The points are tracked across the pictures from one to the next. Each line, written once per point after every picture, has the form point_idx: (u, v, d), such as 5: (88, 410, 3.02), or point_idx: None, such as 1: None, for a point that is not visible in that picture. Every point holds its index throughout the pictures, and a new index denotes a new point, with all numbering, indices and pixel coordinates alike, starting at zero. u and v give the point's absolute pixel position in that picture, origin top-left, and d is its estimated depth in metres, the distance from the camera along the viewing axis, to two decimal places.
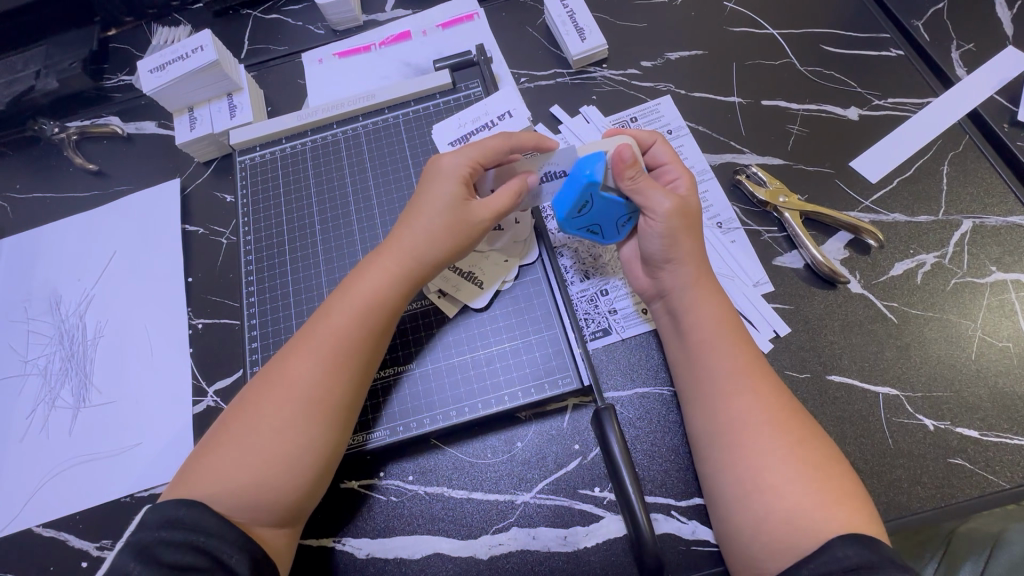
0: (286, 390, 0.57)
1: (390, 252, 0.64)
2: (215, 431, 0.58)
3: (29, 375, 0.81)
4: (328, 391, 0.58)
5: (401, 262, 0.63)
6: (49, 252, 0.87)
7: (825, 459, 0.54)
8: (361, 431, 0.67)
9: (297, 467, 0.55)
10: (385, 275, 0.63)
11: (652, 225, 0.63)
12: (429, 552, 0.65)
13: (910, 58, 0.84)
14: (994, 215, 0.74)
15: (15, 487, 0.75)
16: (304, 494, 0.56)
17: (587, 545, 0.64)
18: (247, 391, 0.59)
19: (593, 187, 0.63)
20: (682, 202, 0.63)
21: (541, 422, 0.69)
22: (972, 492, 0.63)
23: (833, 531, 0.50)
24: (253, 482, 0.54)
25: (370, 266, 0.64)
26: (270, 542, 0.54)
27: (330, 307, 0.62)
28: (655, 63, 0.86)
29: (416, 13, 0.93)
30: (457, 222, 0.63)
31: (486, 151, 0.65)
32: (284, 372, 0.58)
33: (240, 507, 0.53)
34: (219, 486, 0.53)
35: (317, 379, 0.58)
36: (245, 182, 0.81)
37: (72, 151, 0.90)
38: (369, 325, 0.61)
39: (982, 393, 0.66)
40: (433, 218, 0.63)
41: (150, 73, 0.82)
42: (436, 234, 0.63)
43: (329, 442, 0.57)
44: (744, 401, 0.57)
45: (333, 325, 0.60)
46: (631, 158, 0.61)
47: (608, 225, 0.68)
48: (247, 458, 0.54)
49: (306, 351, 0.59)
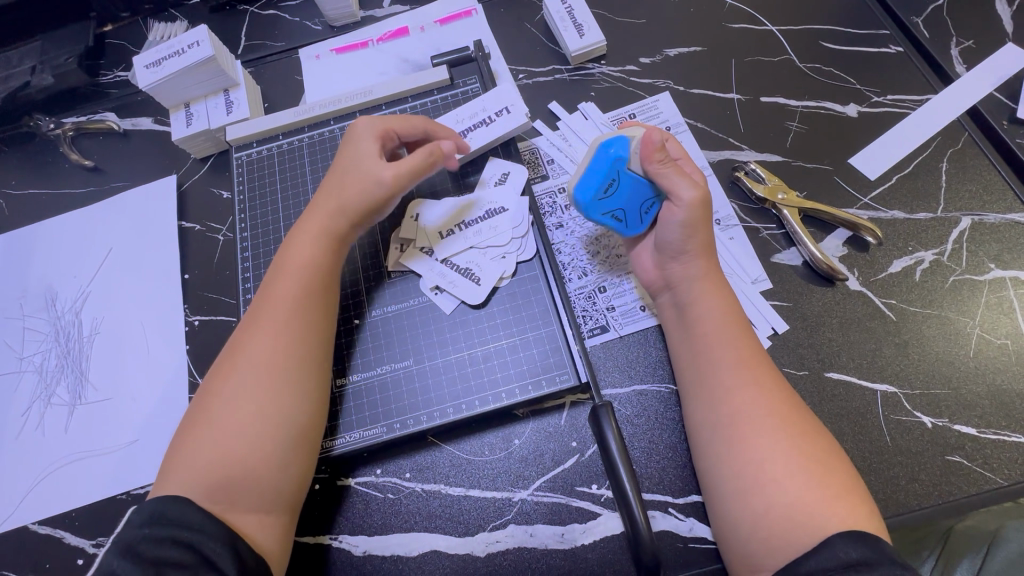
0: (237, 363, 0.58)
1: (320, 220, 0.66)
2: (184, 423, 0.58)
3: (24, 372, 0.81)
4: (276, 355, 0.58)
5: (329, 223, 0.65)
6: (45, 247, 0.87)
7: (826, 455, 0.54)
8: (328, 437, 0.66)
9: (256, 434, 0.55)
10: (321, 241, 0.65)
11: (674, 211, 0.64)
12: (426, 549, 0.65)
13: (909, 54, 0.83)
14: (993, 213, 0.74)
15: (10, 484, 0.75)
16: (273, 463, 0.55)
17: (584, 543, 0.64)
18: (207, 379, 0.60)
19: (621, 165, 0.64)
20: (705, 193, 0.63)
21: (538, 419, 0.69)
22: (969, 489, 0.62)
23: (834, 526, 0.49)
24: (220, 457, 0.54)
25: (302, 237, 0.65)
26: (248, 523, 0.53)
27: (270, 281, 0.63)
28: (653, 59, 0.86)
29: (414, 9, 0.93)
30: (368, 179, 0.65)
31: (400, 121, 0.69)
32: (235, 349, 0.60)
33: (209, 484, 0.53)
34: (188, 468, 0.54)
35: (263, 345, 0.59)
36: (241, 178, 0.80)
37: (68, 148, 0.89)
38: (311, 288, 0.62)
39: (980, 391, 0.66)
40: (349, 180, 0.66)
41: (145, 68, 0.81)
42: (354, 194, 0.65)
43: (285, 405, 0.57)
44: (745, 394, 0.57)
45: (276, 296, 0.62)
46: (659, 142, 0.63)
47: (633, 212, 0.67)
48: (207, 435, 0.55)
49: (253, 326, 0.60)
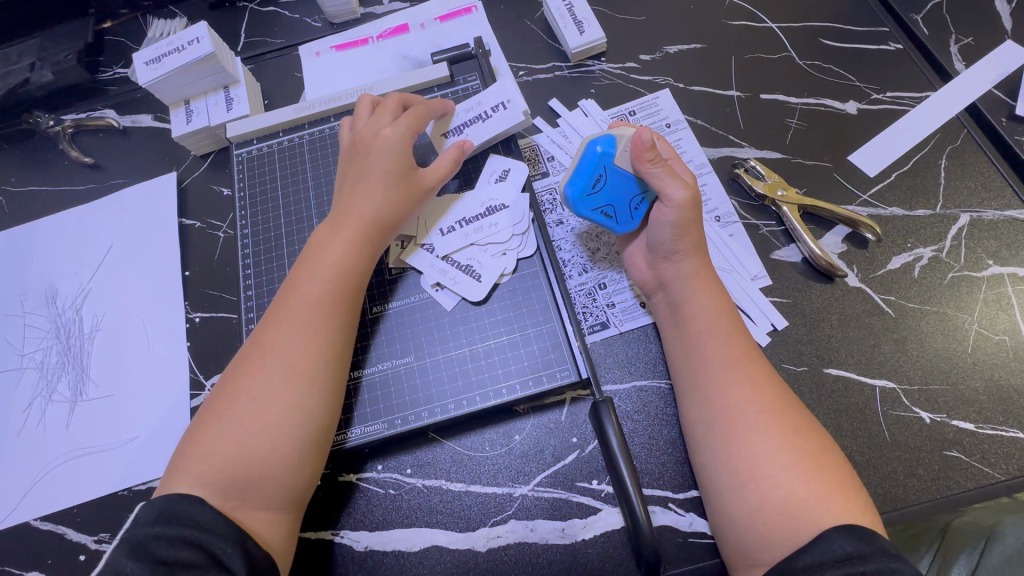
0: (263, 361, 0.58)
1: (348, 219, 0.65)
2: (201, 416, 0.58)
3: (25, 368, 0.81)
4: (303, 356, 0.58)
5: (358, 224, 0.65)
6: (45, 244, 0.87)
7: (819, 449, 0.54)
8: (341, 429, 0.66)
9: (279, 435, 0.55)
10: (349, 241, 0.64)
11: (664, 212, 0.63)
12: (427, 544, 0.65)
13: (908, 51, 0.84)
14: (991, 209, 0.74)
15: (12, 480, 0.75)
16: (292, 465, 0.56)
17: (585, 538, 0.64)
18: (226, 374, 0.60)
19: (609, 162, 0.64)
20: (695, 192, 0.63)
21: (539, 415, 0.69)
22: (965, 484, 0.63)
23: (828, 520, 0.50)
24: (239, 457, 0.54)
25: (333, 236, 0.65)
26: (264, 522, 0.54)
27: (296, 279, 0.63)
28: (653, 56, 0.86)
29: (413, 6, 0.92)
30: (411, 186, 0.68)
31: (415, 116, 0.70)
32: (261, 345, 0.59)
33: (227, 481, 0.53)
34: (208, 461, 0.54)
35: (291, 345, 0.58)
36: (242, 175, 0.80)
37: (67, 145, 0.89)
38: (340, 289, 0.62)
39: (978, 386, 0.67)
40: (386, 183, 0.66)
41: (144, 65, 0.81)
42: (393, 199, 0.66)
43: (309, 407, 0.57)
44: (739, 391, 0.57)
45: (304, 295, 0.61)
46: (649, 141, 0.62)
47: (623, 208, 0.66)
48: (230, 431, 0.55)
49: (280, 323, 0.60)
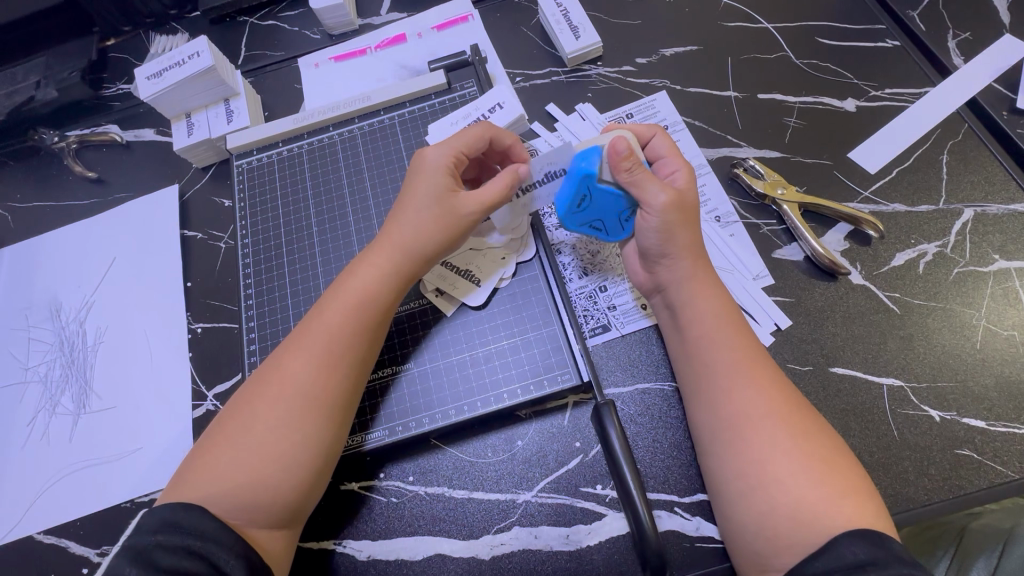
0: (279, 387, 0.57)
1: (382, 247, 0.64)
2: (215, 429, 0.58)
3: (29, 383, 0.81)
4: (322, 387, 0.57)
5: (395, 257, 0.63)
6: (49, 259, 0.88)
7: (829, 452, 0.53)
8: (359, 432, 0.66)
9: (295, 467, 0.55)
10: (379, 269, 0.63)
11: (647, 219, 0.63)
12: (430, 553, 0.64)
13: (907, 48, 0.83)
14: (995, 204, 0.73)
15: (17, 495, 0.75)
16: (299, 491, 0.55)
17: (590, 544, 0.63)
18: (245, 389, 0.59)
19: (590, 181, 0.63)
20: (679, 195, 0.62)
21: (541, 420, 0.68)
22: (979, 484, 0.61)
23: (840, 526, 0.49)
24: (247, 482, 0.53)
25: (361, 262, 0.64)
26: (267, 545, 0.54)
27: (324, 303, 0.62)
28: (650, 59, 0.86)
29: (411, 16, 0.93)
30: (453, 208, 0.63)
31: (468, 141, 0.65)
32: (278, 369, 0.58)
33: (238, 506, 0.53)
34: (217, 486, 0.53)
35: (310, 375, 0.57)
36: (242, 186, 0.81)
37: (72, 160, 0.90)
38: (361, 320, 0.61)
39: (988, 383, 0.65)
40: (422, 208, 0.63)
41: (147, 79, 0.82)
42: (428, 226, 0.63)
43: (326, 440, 0.57)
44: (744, 396, 0.56)
45: (325, 322, 0.60)
46: (626, 151, 0.60)
47: (611, 222, 0.67)
48: (244, 457, 0.54)
49: (299, 349, 0.59)
